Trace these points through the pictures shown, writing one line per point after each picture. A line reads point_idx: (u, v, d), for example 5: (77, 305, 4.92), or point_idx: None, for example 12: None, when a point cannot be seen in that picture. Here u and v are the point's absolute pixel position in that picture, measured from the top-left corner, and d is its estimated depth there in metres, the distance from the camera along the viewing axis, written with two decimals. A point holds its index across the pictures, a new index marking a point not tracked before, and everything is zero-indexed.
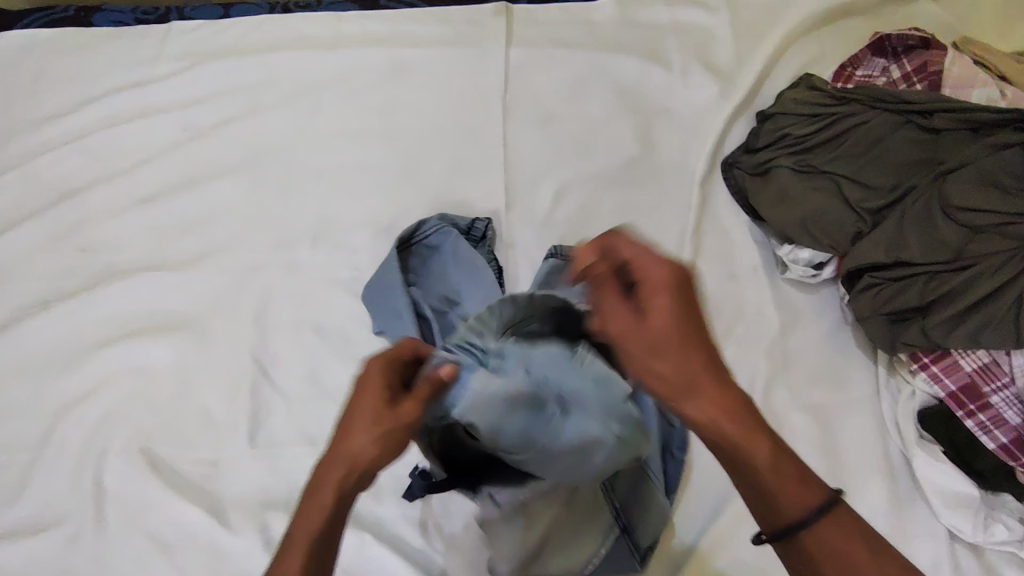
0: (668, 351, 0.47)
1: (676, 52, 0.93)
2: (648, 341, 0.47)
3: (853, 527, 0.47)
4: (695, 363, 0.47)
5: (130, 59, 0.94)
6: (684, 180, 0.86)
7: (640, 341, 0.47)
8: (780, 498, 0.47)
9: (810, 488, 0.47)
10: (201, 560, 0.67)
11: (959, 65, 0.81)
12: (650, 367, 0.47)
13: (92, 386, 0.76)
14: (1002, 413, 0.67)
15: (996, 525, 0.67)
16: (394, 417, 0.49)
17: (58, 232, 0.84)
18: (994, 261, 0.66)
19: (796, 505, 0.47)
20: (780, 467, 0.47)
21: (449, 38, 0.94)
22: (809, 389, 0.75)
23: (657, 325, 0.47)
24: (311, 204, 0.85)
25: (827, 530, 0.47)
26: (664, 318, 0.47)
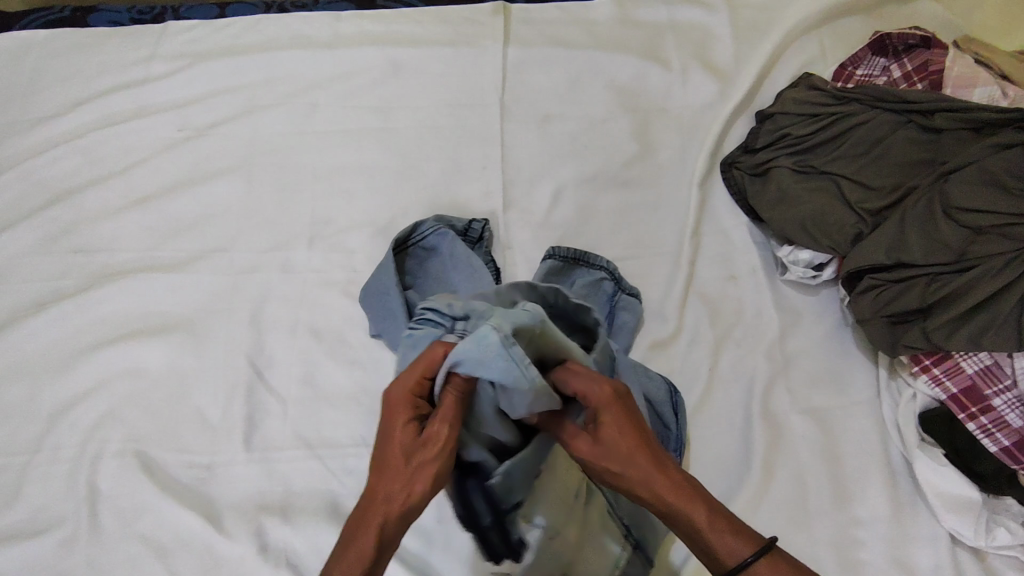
0: (608, 452, 0.50)
1: (674, 51, 0.93)
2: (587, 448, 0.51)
3: (788, 564, 0.49)
4: (631, 454, 0.50)
5: (125, 59, 0.93)
6: (682, 181, 0.86)
7: (585, 454, 0.51)
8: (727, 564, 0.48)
9: (749, 541, 0.48)
10: (195, 564, 0.66)
11: (960, 66, 0.79)
12: (597, 461, 0.50)
13: (86, 388, 0.75)
14: (1004, 416, 0.65)
15: (998, 528, 0.66)
16: (430, 445, 0.49)
17: (52, 232, 0.83)
18: (995, 263, 0.65)
19: (734, 555, 0.48)
20: (718, 524, 0.49)
21: (447, 38, 0.93)
22: (808, 391, 0.74)
23: (604, 443, 0.50)
24: (307, 204, 0.84)
25: (766, 571, 0.48)
26: (603, 429, 0.50)
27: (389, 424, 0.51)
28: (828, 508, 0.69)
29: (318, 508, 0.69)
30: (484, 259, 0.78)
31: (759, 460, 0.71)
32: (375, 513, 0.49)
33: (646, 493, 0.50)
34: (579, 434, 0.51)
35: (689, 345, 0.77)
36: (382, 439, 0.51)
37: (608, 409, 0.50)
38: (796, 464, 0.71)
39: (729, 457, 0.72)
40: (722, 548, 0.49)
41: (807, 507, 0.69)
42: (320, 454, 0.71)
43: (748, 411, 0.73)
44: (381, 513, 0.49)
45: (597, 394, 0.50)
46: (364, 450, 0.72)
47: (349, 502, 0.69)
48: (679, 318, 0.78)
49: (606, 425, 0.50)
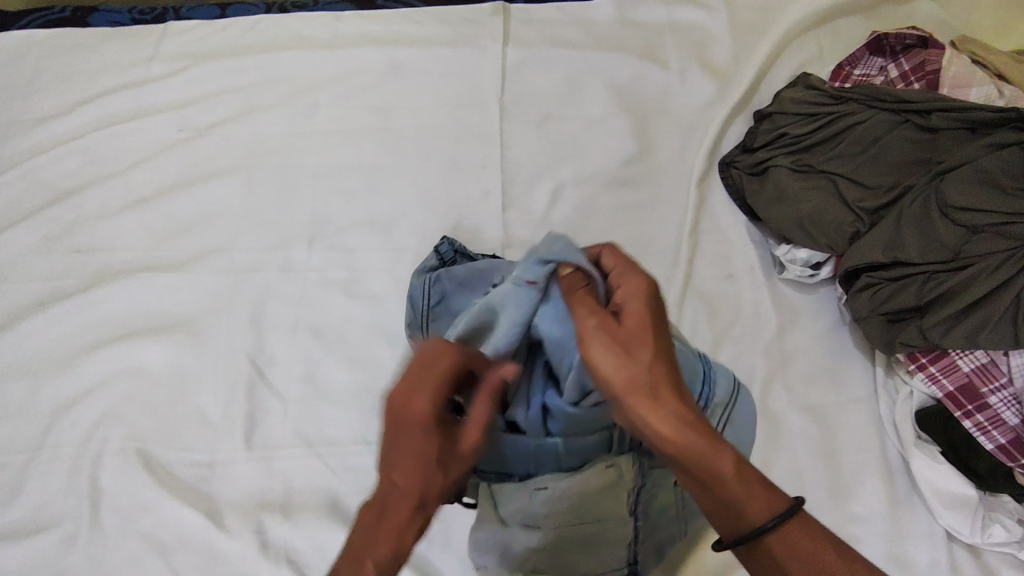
0: (635, 356, 0.46)
1: (673, 51, 0.93)
2: (608, 341, 0.47)
3: (818, 537, 0.45)
4: (663, 365, 0.46)
5: (126, 59, 0.93)
6: (681, 180, 0.86)
7: (607, 346, 0.47)
8: (741, 506, 0.45)
9: (778, 497, 0.46)
10: (196, 561, 0.67)
11: (957, 65, 0.80)
12: (611, 366, 0.46)
13: (87, 387, 0.75)
14: (1001, 414, 0.66)
15: (994, 525, 0.66)
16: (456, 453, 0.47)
17: (54, 231, 0.84)
18: (991, 261, 0.66)
19: (761, 512, 0.45)
20: (747, 474, 0.45)
21: (446, 38, 0.93)
22: (806, 390, 0.75)
23: (631, 342, 0.47)
24: (307, 203, 0.85)
25: (796, 532, 0.45)
26: (633, 329, 0.47)
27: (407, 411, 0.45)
28: (825, 506, 0.69)
29: (318, 505, 0.69)
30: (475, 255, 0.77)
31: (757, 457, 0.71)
32: (404, 505, 0.45)
33: (669, 414, 0.45)
34: (602, 321, 0.48)
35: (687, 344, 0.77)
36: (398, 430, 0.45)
37: (647, 310, 0.48)
38: (793, 462, 0.71)
39: None
40: (748, 499, 0.45)
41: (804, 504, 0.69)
42: (320, 452, 0.72)
43: None
44: (407, 509, 0.45)
45: (633, 292, 0.49)
46: (365, 448, 0.72)
47: (350, 500, 0.70)
48: (678, 317, 0.78)
49: (642, 329, 0.47)
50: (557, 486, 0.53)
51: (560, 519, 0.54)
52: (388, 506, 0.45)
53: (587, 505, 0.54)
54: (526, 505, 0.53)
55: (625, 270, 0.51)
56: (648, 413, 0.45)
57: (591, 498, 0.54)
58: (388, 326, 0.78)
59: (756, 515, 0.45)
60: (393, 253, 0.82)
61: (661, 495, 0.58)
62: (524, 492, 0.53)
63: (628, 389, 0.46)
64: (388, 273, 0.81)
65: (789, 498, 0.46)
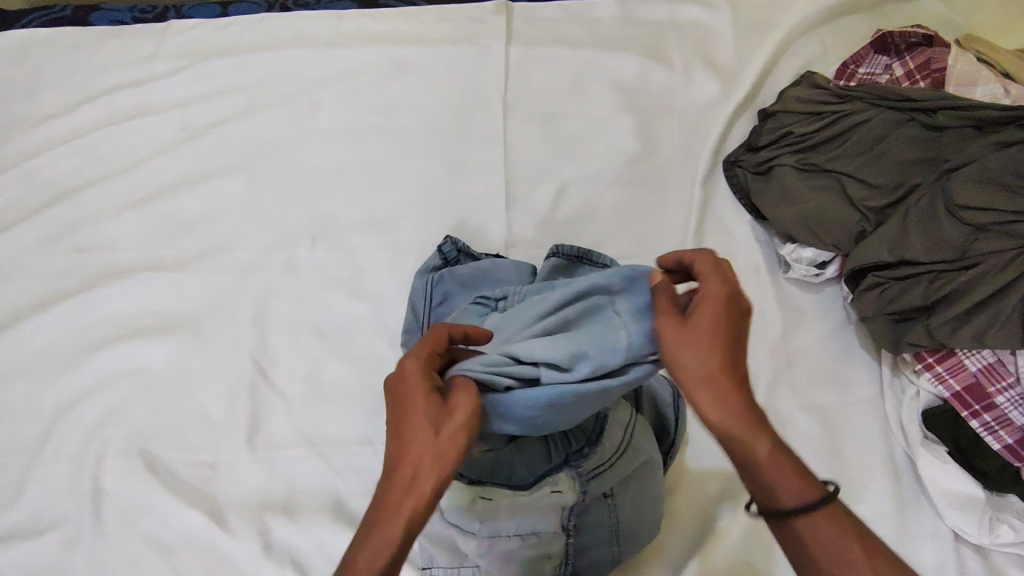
0: (699, 350, 0.47)
1: (676, 50, 0.93)
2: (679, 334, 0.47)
3: (845, 525, 0.46)
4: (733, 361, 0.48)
5: (127, 57, 0.93)
6: (684, 179, 0.86)
7: (677, 338, 0.47)
8: (775, 497, 0.47)
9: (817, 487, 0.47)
10: (198, 562, 0.66)
11: (962, 63, 0.80)
12: (683, 358, 0.47)
13: (89, 387, 0.75)
14: (1008, 413, 0.65)
15: (1001, 526, 0.66)
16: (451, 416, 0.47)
17: (55, 231, 0.83)
18: (998, 260, 0.65)
19: (791, 496, 0.46)
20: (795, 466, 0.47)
21: (449, 36, 0.93)
22: (811, 389, 0.75)
23: (699, 335, 0.47)
24: (310, 202, 0.84)
25: (829, 523, 0.46)
26: (704, 328, 0.47)
27: (406, 399, 0.48)
28: None
29: (321, 506, 0.69)
30: (478, 254, 0.76)
31: None
32: (401, 497, 0.46)
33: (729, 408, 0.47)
34: (673, 317, 0.48)
35: None
36: (397, 422, 0.48)
37: (727, 309, 0.48)
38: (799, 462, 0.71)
39: None
40: (780, 483, 0.47)
41: None
42: (323, 452, 0.71)
43: None
44: (404, 503, 0.46)
45: (715, 293, 0.48)
46: (368, 448, 0.72)
47: (353, 500, 0.69)
48: None
49: (716, 327, 0.47)
50: (501, 499, 0.57)
51: (496, 535, 0.57)
52: (388, 504, 0.46)
53: (522, 523, 0.57)
54: (465, 513, 0.57)
55: (708, 272, 0.49)
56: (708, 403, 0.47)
57: (525, 512, 0.57)
58: (391, 325, 0.77)
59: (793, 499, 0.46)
60: (396, 253, 0.81)
61: (596, 529, 0.61)
62: (468, 494, 0.57)
63: (695, 380, 0.47)
64: (391, 273, 0.80)
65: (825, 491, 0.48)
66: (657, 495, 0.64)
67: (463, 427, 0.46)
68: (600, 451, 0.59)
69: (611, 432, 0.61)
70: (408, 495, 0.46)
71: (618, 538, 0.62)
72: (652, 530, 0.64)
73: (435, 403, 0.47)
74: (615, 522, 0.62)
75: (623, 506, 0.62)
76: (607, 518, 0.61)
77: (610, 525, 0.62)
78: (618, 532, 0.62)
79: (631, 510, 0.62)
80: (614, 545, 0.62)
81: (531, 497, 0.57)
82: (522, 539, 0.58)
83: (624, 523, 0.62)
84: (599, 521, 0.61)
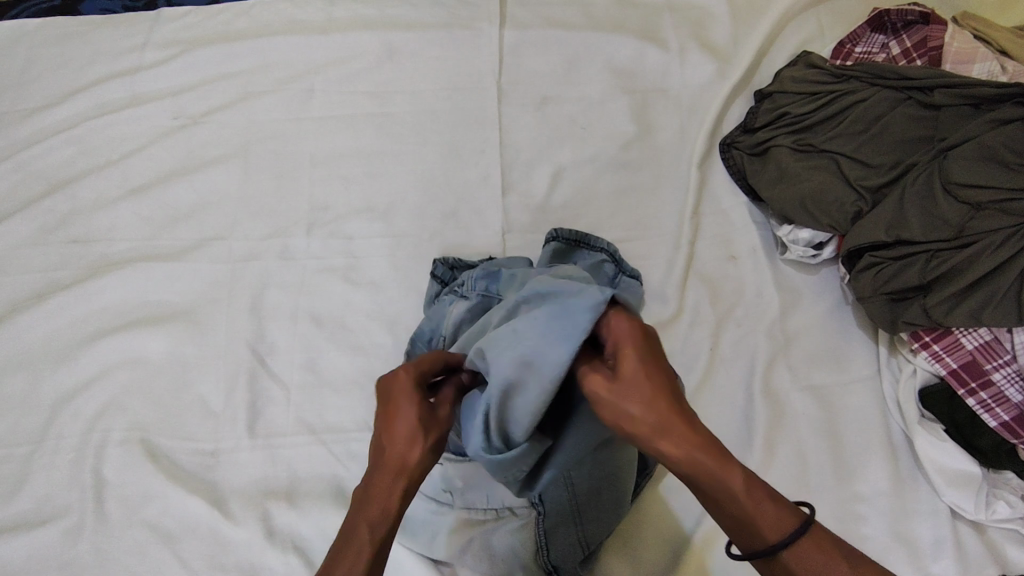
0: (649, 372, 0.49)
1: (672, 31, 0.92)
2: (634, 365, 0.49)
3: (828, 544, 0.46)
4: (659, 405, 0.48)
5: (117, 46, 0.92)
6: (681, 162, 0.85)
7: (630, 363, 0.49)
8: (757, 522, 0.46)
9: (788, 514, 0.46)
10: (202, 549, 0.67)
11: (959, 40, 0.79)
12: (635, 380, 0.49)
13: (89, 378, 0.75)
14: (1004, 391, 0.66)
15: (999, 502, 0.67)
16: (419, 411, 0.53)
17: (48, 223, 0.83)
18: (994, 238, 0.65)
19: (773, 528, 0.46)
20: (765, 493, 0.47)
21: (442, 20, 0.92)
22: (808, 369, 0.75)
23: (626, 360, 0.49)
24: (305, 190, 0.84)
25: (810, 547, 0.45)
26: (630, 366, 0.49)
27: (395, 412, 0.53)
28: (829, 485, 0.69)
29: (323, 490, 0.70)
30: (470, 262, 0.74)
31: (761, 437, 0.71)
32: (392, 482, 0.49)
33: (652, 431, 0.47)
34: (602, 371, 0.50)
35: (690, 326, 0.77)
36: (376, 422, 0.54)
37: (631, 330, 0.51)
38: (797, 443, 0.71)
39: (730, 434, 0.72)
40: (758, 516, 0.46)
41: (808, 482, 0.70)
42: (323, 439, 0.72)
43: (749, 392, 0.74)
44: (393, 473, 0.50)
45: (626, 332, 0.51)
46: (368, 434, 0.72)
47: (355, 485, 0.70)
48: (679, 300, 0.78)
49: (632, 368, 0.49)
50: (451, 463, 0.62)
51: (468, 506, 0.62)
52: (373, 490, 0.49)
53: (490, 498, 0.62)
54: (435, 485, 0.63)
55: (619, 316, 0.52)
56: (649, 414, 0.47)
57: (491, 490, 0.62)
58: (390, 312, 0.77)
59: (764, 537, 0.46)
60: (392, 240, 0.81)
61: (556, 509, 0.61)
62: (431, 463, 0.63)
63: (644, 435, 0.47)
64: (390, 260, 0.80)
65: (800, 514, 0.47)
66: (620, 474, 0.61)
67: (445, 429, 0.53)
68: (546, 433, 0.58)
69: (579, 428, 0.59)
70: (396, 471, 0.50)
71: (579, 518, 0.61)
72: (618, 508, 0.62)
73: (424, 414, 0.53)
74: (574, 503, 0.61)
75: (578, 483, 0.60)
76: (564, 494, 0.60)
77: (568, 506, 0.61)
78: (578, 510, 0.61)
79: (588, 488, 0.60)
80: (578, 526, 0.61)
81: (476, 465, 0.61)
82: (497, 514, 0.62)
83: (583, 499, 0.61)
84: (556, 498, 0.60)
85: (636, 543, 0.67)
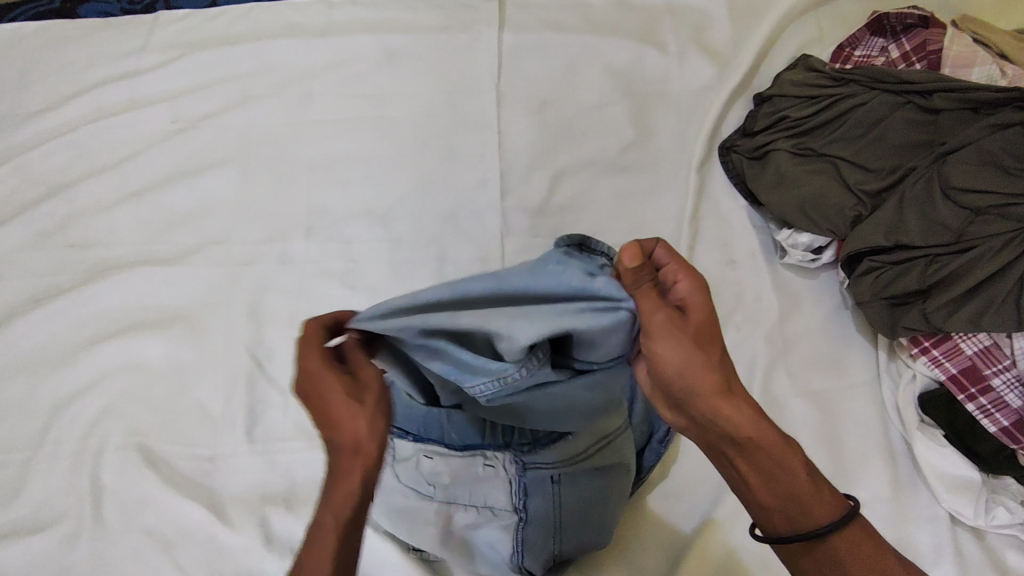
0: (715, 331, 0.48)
1: (671, 34, 0.92)
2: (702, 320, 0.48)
3: (864, 535, 0.49)
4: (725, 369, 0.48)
5: (116, 49, 0.92)
6: (679, 166, 0.85)
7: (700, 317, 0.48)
8: (807, 501, 0.49)
9: (835, 501, 0.50)
10: (199, 554, 0.67)
11: (958, 44, 0.79)
12: (703, 338, 0.48)
13: (87, 383, 0.75)
14: (1003, 396, 0.65)
15: (998, 508, 0.66)
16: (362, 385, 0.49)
17: (46, 227, 0.83)
18: (993, 244, 0.65)
19: (822, 509, 0.49)
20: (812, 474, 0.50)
21: (441, 23, 0.92)
22: (807, 374, 0.75)
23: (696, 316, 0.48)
24: (303, 194, 0.84)
25: (854, 534, 0.49)
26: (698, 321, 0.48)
27: (318, 392, 0.49)
28: None
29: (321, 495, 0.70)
30: None
31: None
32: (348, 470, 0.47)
33: (723, 393, 0.48)
34: (673, 314, 0.47)
35: None
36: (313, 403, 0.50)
37: (702, 288, 0.48)
38: None
39: None
40: (810, 495, 0.49)
41: None
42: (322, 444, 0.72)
43: None
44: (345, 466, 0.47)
45: (696, 290, 0.48)
46: None
47: None
48: None
49: (702, 325, 0.48)
50: (441, 458, 0.58)
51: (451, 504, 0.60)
52: (335, 493, 0.47)
53: (476, 496, 0.59)
54: (416, 473, 0.59)
55: (685, 265, 0.49)
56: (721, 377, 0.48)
57: (477, 489, 0.59)
58: None
59: (811, 516, 0.49)
60: (391, 244, 0.81)
61: (541, 519, 0.59)
62: (415, 451, 0.59)
63: (708, 394, 0.48)
64: (388, 264, 0.80)
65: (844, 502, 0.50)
66: (608, 493, 0.61)
67: (373, 392, 0.48)
68: (548, 450, 0.59)
69: (577, 439, 0.59)
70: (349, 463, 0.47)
71: (559, 533, 0.60)
72: (598, 528, 0.62)
73: (345, 385, 0.49)
74: (559, 514, 0.60)
75: (569, 496, 0.59)
76: (550, 507, 0.59)
77: (552, 520, 0.59)
78: (561, 523, 0.60)
79: (577, 502, 0.60)
80: (557, 538, 0.60)
81: (466, 462, 0.59)
82: (480, 512, 0.60)
83: (569, 514, 0.60)
84: (542, 509, 0.59)
85: (634, 549, 0.67)
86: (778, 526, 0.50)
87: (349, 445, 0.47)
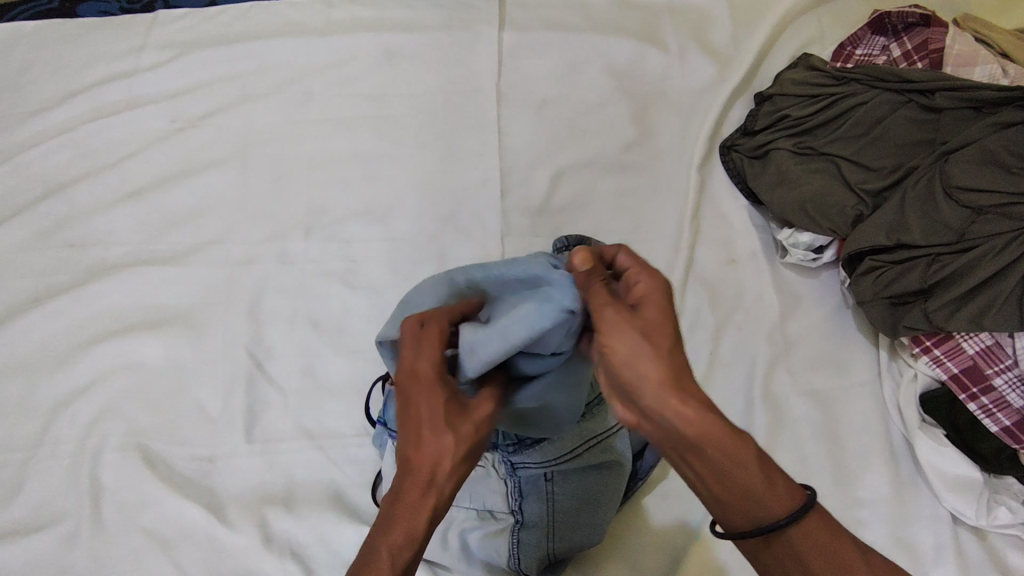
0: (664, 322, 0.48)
1: (672, 33, 0.92)
2: (652, 312, 0.48)
3: (826, 529, 0.46)
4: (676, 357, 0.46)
5: (114, 48, 0.92)
6: (680, 165, 0.85)
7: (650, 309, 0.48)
8: (764, 498, 0.46)
9: (795, 494, 0.46)
10: (199, 555, 0.66)
11: (959, 44, 0.79)
12: (650, 328, 0.47)
13: (86, 383, 0.75)
14: (1005, 396, 0.65)
15: (999, 508, 0.66)
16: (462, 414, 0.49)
17: (45, 227, 0.82)
18: (995, 243, 0.65)
19: (778, 504, 0.46)
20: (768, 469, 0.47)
21: (441, 22, 0.92)
22: (808, 373, 0.75)
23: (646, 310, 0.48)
24: (303, 193, 0.84)
25: (814, 525, 0.46)
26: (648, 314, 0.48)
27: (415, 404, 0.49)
28: (830, 491, 0.69)
29: (322, 495, 0.70)
30: None
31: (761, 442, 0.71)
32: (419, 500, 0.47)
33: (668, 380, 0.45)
34: (623, 309, 0.47)
35: (690, 330, 0.77)
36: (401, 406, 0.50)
37: (655, 283, 0.49)
38: (798, 449, 0.71)
39: None
40: (767, 491, 0.46)
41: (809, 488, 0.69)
42: (322, 444, 0.72)
43: (749, 397, 0.73)
44: (421, 492, 0.47)
45: (651, 284, 0.49)
46: (367, 440, 0.72)
47: (353, 490, 0.70)
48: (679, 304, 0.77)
49: (650, 318, 0.47)
50: None
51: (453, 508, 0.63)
52: (402, 498, 0.48)
53: (473, 498, 0.62)
54: None
55: (645, 268, 0.50)
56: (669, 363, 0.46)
57: (475, 490, 0.62)
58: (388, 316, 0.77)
59: (768, 513, 0.46)
60: (390, 244, 0.81)
61: (534, 522, 0.60)
62: None
63: (657, 385, 0.45)
64: (388, 264, 0.80)
65: (803, 493, 0.47)
66: (602, 495, 0.61)
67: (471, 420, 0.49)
68: (534, 452, 0.59)
69: (564, 440, 0.59)
70: (424, 492, 0.47)
71: (553, 536, 0.60)
72: (595, 530, 0.61)
73: (448, 405, 0.49)
74: (551, 517, 0.60)
75: (560, 497, 0.60)
76: (542, 509, 0.60)
77: (544, 524, 0.60)
78: (553, 526, 0.60)
79: (569, 506, 0.60)
80: (550, 541, 0.60)
81: None
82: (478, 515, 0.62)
83: (562, 517, 0.60)
84: (535, 510, 0.60)
85: (635, 549, 0.67)
86: (734, 525, 0.47)
87: (430, 473, 0.48)
